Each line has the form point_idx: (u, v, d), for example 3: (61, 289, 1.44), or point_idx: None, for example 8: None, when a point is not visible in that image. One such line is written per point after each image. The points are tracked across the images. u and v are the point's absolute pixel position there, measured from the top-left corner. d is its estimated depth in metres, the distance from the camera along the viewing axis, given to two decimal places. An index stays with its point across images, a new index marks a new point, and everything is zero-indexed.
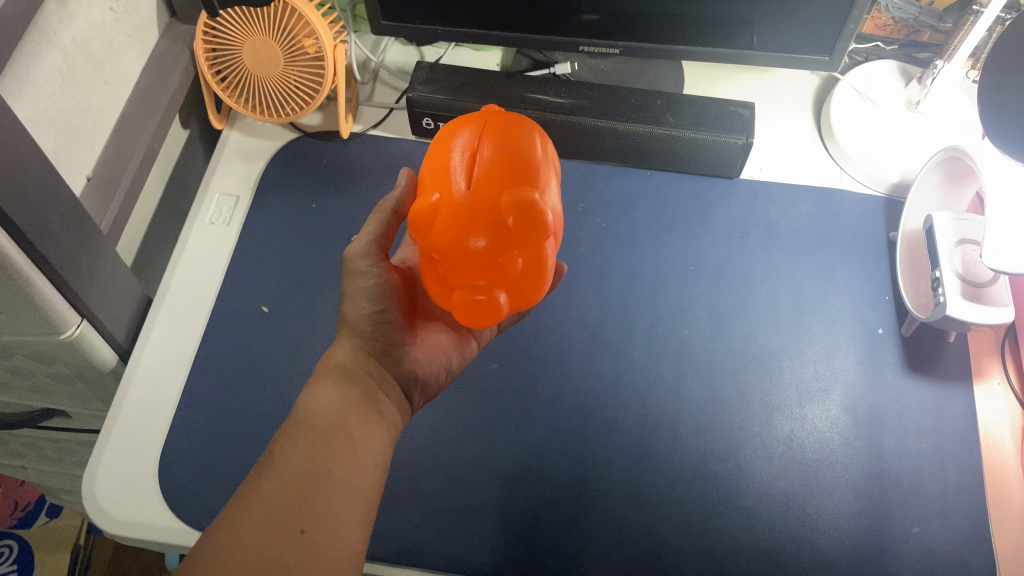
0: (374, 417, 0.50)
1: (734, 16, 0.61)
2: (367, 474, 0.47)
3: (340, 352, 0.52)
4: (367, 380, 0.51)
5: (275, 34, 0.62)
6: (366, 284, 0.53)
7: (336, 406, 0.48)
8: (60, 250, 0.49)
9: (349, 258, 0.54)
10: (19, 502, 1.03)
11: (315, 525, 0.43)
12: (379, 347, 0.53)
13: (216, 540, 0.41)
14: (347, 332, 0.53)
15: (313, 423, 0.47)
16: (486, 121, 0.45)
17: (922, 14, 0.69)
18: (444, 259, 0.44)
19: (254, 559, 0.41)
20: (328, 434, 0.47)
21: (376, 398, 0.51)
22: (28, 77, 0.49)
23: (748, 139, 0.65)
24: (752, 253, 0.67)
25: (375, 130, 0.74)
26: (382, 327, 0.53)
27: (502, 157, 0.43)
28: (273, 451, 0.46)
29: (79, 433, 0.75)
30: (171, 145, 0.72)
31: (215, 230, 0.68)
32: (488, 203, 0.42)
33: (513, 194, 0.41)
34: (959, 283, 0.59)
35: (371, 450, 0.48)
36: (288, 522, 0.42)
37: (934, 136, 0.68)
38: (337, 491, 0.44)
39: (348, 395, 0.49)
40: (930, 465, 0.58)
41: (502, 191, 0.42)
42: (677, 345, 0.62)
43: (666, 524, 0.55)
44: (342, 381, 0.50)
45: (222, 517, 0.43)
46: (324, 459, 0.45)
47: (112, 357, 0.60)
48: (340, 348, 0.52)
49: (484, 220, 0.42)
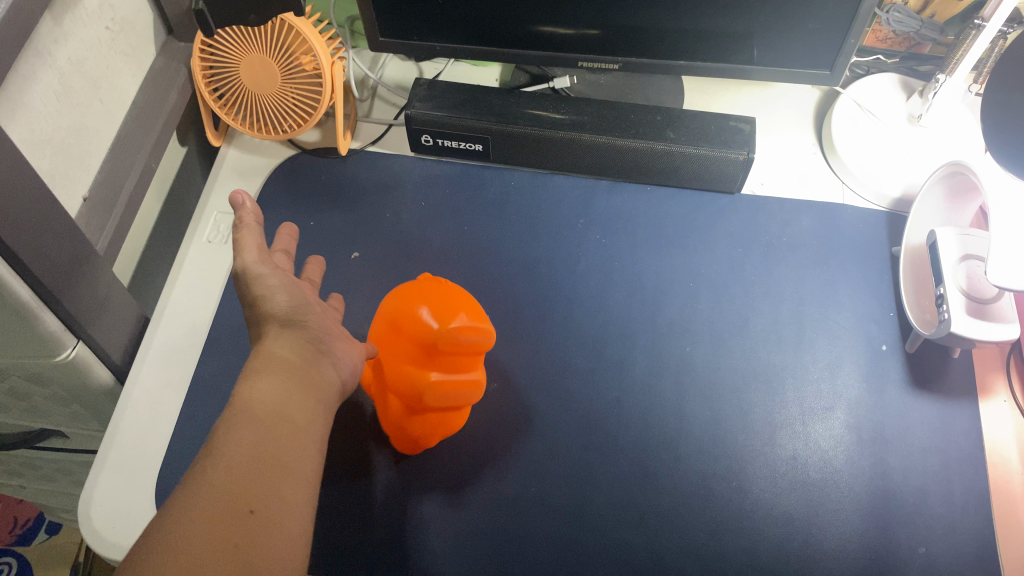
0: (315, 406, 0.47)
1: (733, 30, 0.61)
2: (310, 458, 0.45)
3: (274, 345, 0.48)
4: (300, 366, 0.48)
5: (272, 50, 0.62)
6: (275, 279, 0.51)
7: (276, 395, 0.45)
8: (55, 273, 0.49)
9: (241, 268, 0.51)
10: (18, 519, 1.04)
11: (266, 505, 0.41)
12: (310, 337, 0.50)
13: (167, 530, 0.38)
14: (274, 324, 0.50)
15: (252, 407, 0.44)
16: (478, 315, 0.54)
17: (923, 28, 0.68)
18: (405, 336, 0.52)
19: (208, 541, 0.38)
20: (273, 419, 0.44)
21: (313, 382, 0.48)
22: (23, 98, 0.49)
23: (749, 154, 0.65)
24: (754, 269, 0.66)
25: (374, 146, 0.74)
26: (306, 312, 0.51)
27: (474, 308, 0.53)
28: (214, 434, 0.43)
29: (75, 452, 0.74)
30: (169, 162, 0.72)
31: (214, 248, 0.68)
32: (447, 308, 0.51)
33: (468, 317, 0.51)
34: (963, 298, 0.59)
35: (310, 434, 0.46)
36: (239, 501, 0.40)
37: (936, 150, 0.67)
38: (287, 473, 0.43)
39: (283, 383, 0.46)
40: (936, 483, 0.57)
41: (461, 309, 0.52)
42: (679, 362, 0.62)
43: (669, 544, 0.54)
44: (277, 370, 0.47)
45: (167, 503, 0.40)
46: (270, 445, 0.43)
47: (109, 378, 0.60)
48: (275, 340, 0.49)
49: (439, 311, 0.51)
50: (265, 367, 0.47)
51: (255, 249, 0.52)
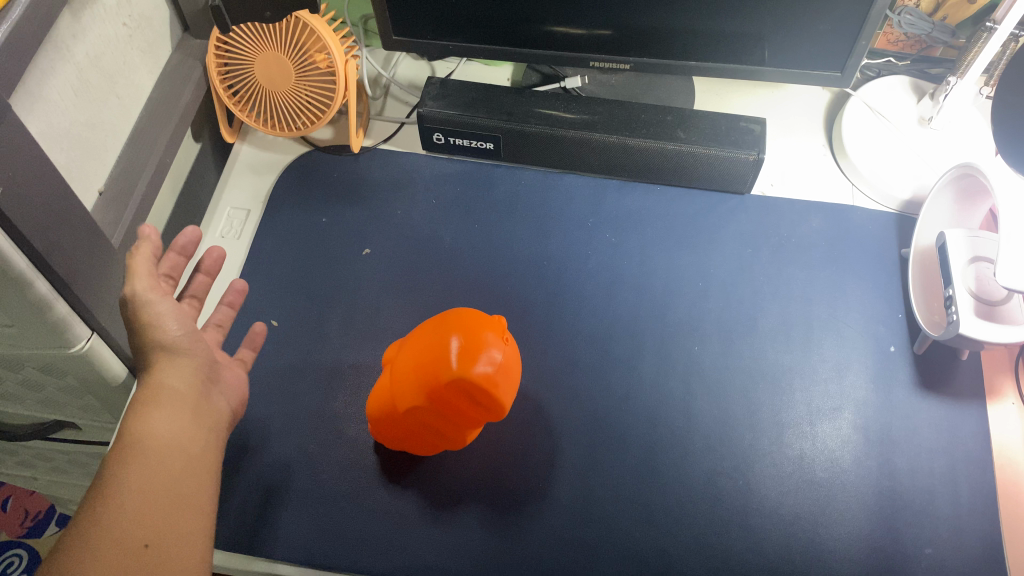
0: (204, 436, 0.49)
1: (745, 31, 0.61)
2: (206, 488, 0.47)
3: (165, 375, 0.49)
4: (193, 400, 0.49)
5: (286, 48, 0.62)
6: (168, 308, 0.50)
7: (169, 429, 0.47)
8: (70, 264, 0.49)
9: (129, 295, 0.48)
10: (30, 511, 1.06)
11: (159, 540, 0.43)
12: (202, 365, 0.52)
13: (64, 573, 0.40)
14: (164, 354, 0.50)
15: (145, 443, 0.46)
16: (508, 375, 0.48)
17: (934, 30, 0.68)
18: (418, 359, 0.49)
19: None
20: (168, 454, 0.46)
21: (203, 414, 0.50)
22: (41, 91, 0.49)
23: (759, 155, 0.65)
24: (763, 270, 0.66)
25: (386, 144, 0.74)
26: (194, 341, 0.52)
27: (504, 364, 0.48)
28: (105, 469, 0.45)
29: (87, 445, 0.75)
30: (183, 158, 0.72)
31: (226, 244, 0.68)
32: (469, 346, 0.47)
33: (488, 370, 0.46)
34: (972, 300, 0.59)
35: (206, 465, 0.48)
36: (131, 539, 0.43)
37: (947, 152, 0.67)
38: (185, 506, 0.45)
39: (178, 417, 0.48)
40: (943, 485, 0.57)
41: (486, 359, 0.47)
42: (687, 362, 0.62)
43: (675, 542, 0.55)
44: (170, 403, 0.48)
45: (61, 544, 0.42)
46: (168, 486, 0.45)
47: (122, 370, 0.60)
48: (165, 368, 0.50)
49: (465, 352, 0.47)
50: (153, 400, 0.48)
51: (148, 276, 0.49)
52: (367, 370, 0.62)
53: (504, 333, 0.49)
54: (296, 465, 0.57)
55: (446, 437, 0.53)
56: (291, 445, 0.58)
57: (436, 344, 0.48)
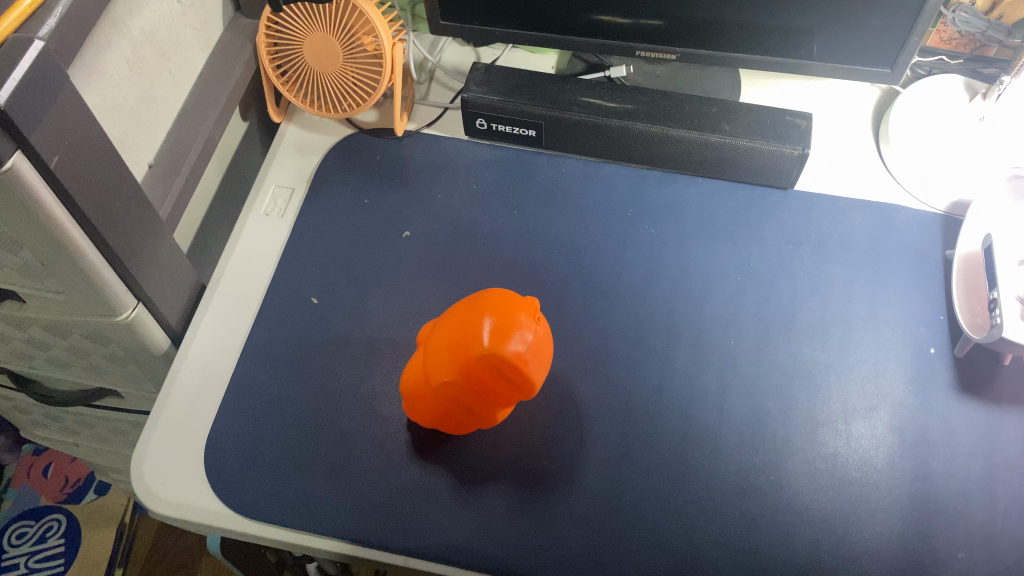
0: None
1: (796, 25, 0.61)
2: None
3: None
4: None
5: (335, 30, 0.63)
6: None
7: None
8: (120, 234, 0.51)
9: None
10: (69, 478, 1.10)
11: None
12: None
13: None
14: None
15: None
16: (540, 355, 0.49)
17: (990, 29, 0.67)
18: (450, 335, 0.49)
19: None
20: None
21: None
22: (98, 64, 0.51)
23: (804, 150, 0.64)
24: (803, 267, 0.66)
25: (429, 128, 0.75)
26: None
27: (536, 344, 0.48)
28: None
29: (128, 414, 0.77)
30: (231, 136, 0.74)
31: (270, 221, 0.69)
32: (502, 325, 0.47)
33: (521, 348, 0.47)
34: (1018, 305, 0.58)
35: None
36: None
37: (997, 153, 0.66)
38: None
39: None
40: (979, 490, 0.56)
41: (518, 339, 0.47)
42: (723, 355, 0.62)
43: (702, 534, 0.55)
44: None
45: None
46: None
47: (165, 341, 0.62)
48: None
49: (498, 331, 0.47)
50: None
51: None
52: (404, 350, 0.62)
53: (536, 313, 0.49)
54: (330, 440, 0.58)
55: (477, 415, 0.53)
56: (326, 421, 0.59)
57: (469, 323, 0.48)
